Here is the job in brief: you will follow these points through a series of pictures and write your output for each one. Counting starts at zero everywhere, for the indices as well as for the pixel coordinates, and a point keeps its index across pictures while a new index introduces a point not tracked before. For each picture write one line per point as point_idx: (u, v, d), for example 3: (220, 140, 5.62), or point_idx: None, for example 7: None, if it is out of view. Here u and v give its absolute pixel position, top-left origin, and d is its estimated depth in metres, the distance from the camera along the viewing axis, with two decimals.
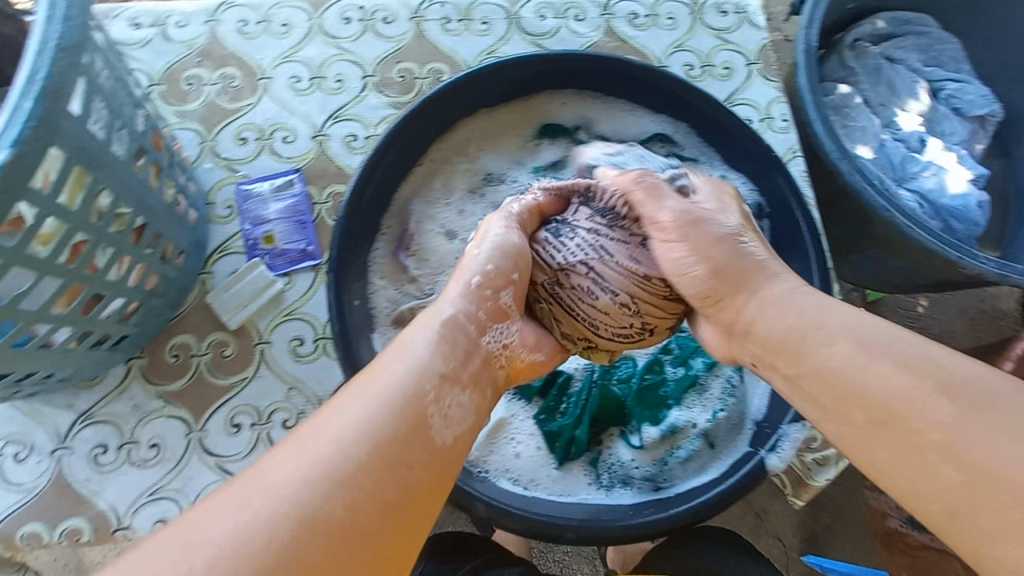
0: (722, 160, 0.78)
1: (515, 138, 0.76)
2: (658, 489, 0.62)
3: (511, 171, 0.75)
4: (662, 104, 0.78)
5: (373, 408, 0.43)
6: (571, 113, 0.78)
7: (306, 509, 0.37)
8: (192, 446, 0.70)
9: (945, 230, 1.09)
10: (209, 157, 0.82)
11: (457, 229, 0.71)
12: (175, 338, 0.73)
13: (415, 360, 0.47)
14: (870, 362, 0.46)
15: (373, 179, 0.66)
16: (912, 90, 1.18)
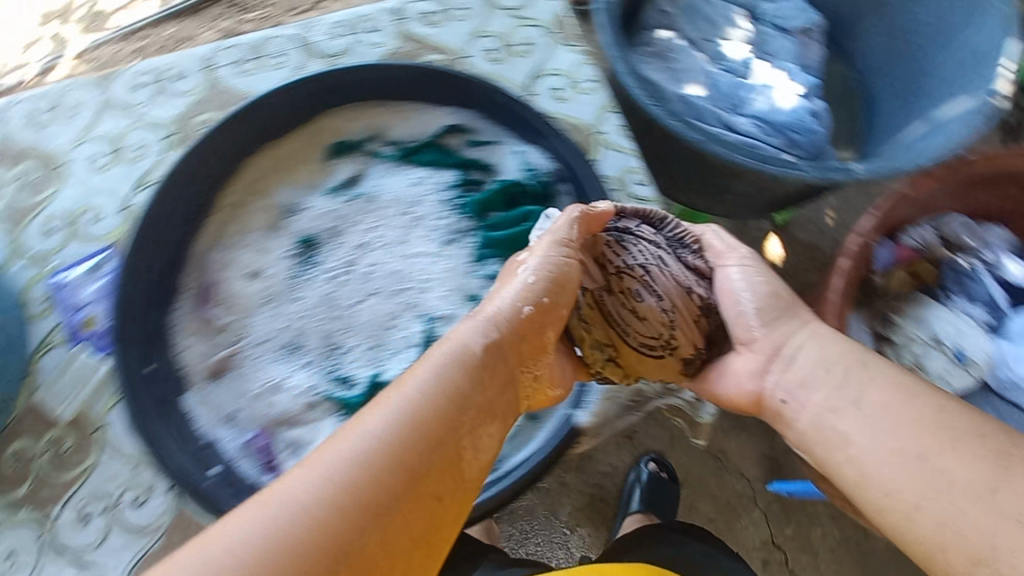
0: (516, 136, 0.79)
1: (308, 164, 0.76)
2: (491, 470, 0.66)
3: (307, 198, 0.75)
4: (445, 97, 0.78)
5: (401, 428, 0.43)
6: (359, 126, 0.78)
7: (317, 539, 0.37)
8: (45, 548, 0.69)
9: (790, 145, 1.10)
10: (18, 258, 0.81)
11: (259, 268, 0.71)
12: (12, 447, 0.72)
13: (444, 384, 0.47)
14: (905, 399, 0.51)
15: (150, 244, 0.65)
16: (730, 20, 1.21)
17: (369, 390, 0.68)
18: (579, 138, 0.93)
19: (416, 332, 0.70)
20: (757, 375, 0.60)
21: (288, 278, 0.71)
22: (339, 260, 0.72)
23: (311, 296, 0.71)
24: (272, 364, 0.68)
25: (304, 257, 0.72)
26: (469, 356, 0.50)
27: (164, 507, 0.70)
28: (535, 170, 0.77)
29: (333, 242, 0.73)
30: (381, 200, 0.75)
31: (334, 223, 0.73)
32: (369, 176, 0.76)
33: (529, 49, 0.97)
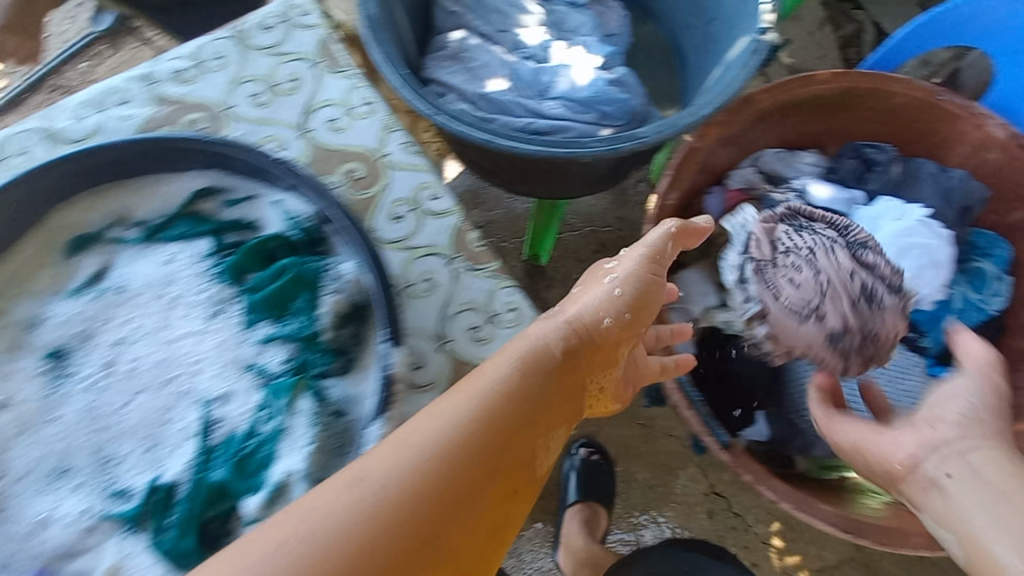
0: (266, 186, 0.75)
1: (49, 269, 0.72)
2: None
3: (52, 305, 0.70)
4: (184, 162, 0.74)
5: (475, 421, 0.55)
6: (97, 216, 0.74)
7: (408, 515, 0.48)
8: None
9: (602, 119, 1.10)
10: None
11: (6, 396, 0.66)
12: None
13: (523, 371, 0.59)
14: (967, 461, 0.64)
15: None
16: (520, 6, 1.18)
17: (145, 496, 0.63)
18: (366, 168, 0.89)
19: (191, 420, 0.66)
20: (922, 449, 0.67)
21: (41, 397, 0.66)
22: (94, 365, 0.68)
23: (72, 411, 0.66)
24: (36, 496, 0.63)
25: (54, 372, 0.67)
26: (539, 359, 0.61)
27: None
28: (291, 216, 0.73)
29: (86, 347, 0.69)
30: (133, 289, 0.71)
31: (84, 326, 0.69)
32: (115, 267, 0.73)
33: (296, 85, 0.93)
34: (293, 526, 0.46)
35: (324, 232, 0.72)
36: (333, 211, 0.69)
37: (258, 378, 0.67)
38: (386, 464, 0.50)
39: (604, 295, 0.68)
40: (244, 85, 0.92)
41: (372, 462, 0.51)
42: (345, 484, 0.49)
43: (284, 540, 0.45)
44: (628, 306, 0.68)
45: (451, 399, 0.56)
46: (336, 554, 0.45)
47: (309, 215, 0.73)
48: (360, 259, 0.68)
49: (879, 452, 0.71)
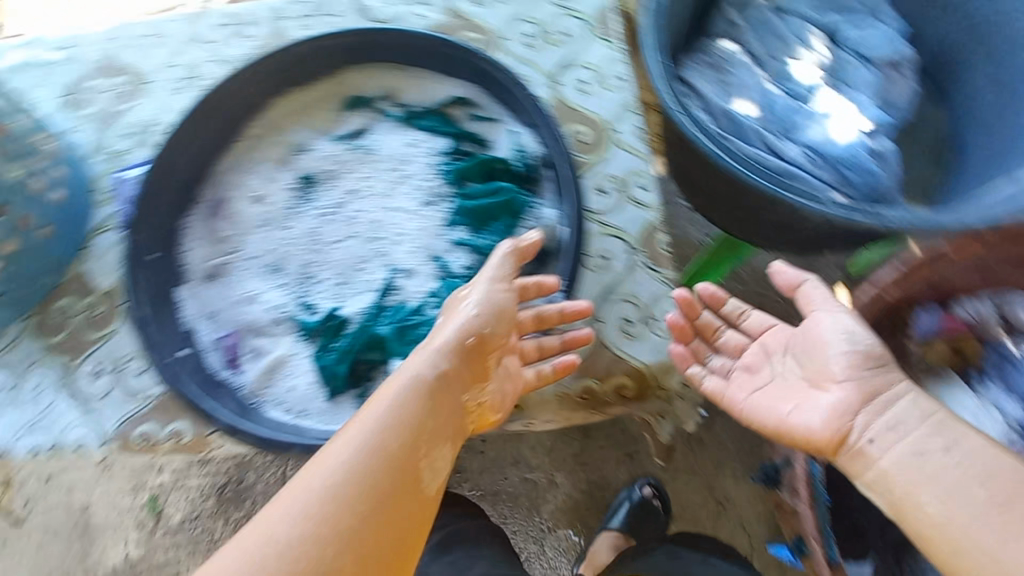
0: (511, 114, 0.81)
1: (326, 112, 0.84)
2: None
3: (318, 143, 0.82)
4: (457, 69, 0.82)
5: (366, 454, 0.50)
6: (375, 86, 0.84)
7: (314, 551, 0.43)
8: (60, 390, 0.84)
9: (841, 182, 1.02)
10: (97, 152, 0.96)
11: (263, 194, 0.80)
12: (55, 303, 0.88)
13: (405, 403, 0.54)
14: (946, 484, 0.53)
15: (174, 155, 0.76)
16: (801, 38, 1.13)
17: (322, 320, 0.74)
18: (593, 133, 0.91)
19: (378, 278, 0.75)
20: (842, 418, 0.61)
21: (285, 208, 0.80)
22: (327, 201, 0.79)
23: (299, 229, 0.79)
24: (251, 279, 0.77)
25: (299, 192, 0.80)
26: (422, 385, 0.57)
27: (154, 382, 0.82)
28: (522, 150, 0.79)
29: (329, 184, 0.80)
30: (380, 156, 0.80)
31: (333, 166, 0.81)
32: (372, 130, 0.82)
33: (565, 39, 0.97)
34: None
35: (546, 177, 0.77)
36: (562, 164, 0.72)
37: (439, 270, 0.74)
38: (279, 513, 0.45)
39: (460, 324, 0.63)
40: (520, 24, 0.99)
41: (268, 512, 0.46)
42: (248, 542, 0.43)
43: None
44: (478, 331, 0.64)
45: (331, 445, 0.50)
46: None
47: (539, 157, 0.78)
48: (566, 214, 0.71)
49: (804, 427, 0.63)
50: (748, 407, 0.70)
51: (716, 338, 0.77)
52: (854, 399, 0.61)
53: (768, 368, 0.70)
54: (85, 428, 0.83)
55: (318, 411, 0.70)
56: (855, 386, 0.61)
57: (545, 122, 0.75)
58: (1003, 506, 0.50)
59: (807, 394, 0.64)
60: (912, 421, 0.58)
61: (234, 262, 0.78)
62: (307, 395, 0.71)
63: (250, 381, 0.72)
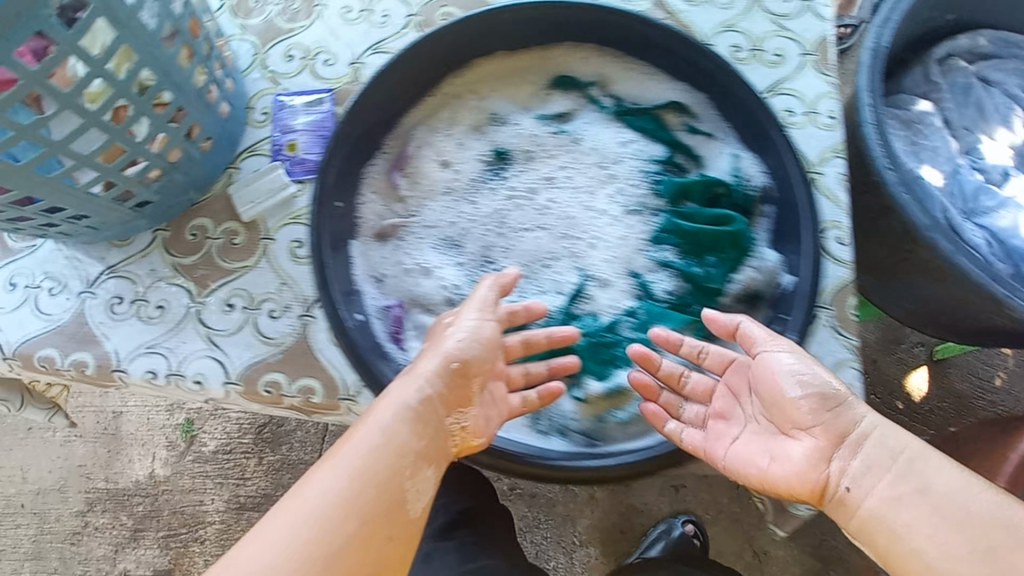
0: (738, 136, 0.73)
1: (532, 85, 0.76)
2: (592, 446, 0.62)
3: (519, 117, 0.75)
4: (685, 72, 0.74)
5: (352, 484, 0.47)
6: (589, 69, 0.76)
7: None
8: (190, 314, 0.78)
9: (1016, 277, 0.95)
10: (258, 68, 0.88)
11: (452, 159, 0.73)
12: (195, 219, 0.81)
13: (389, 431, 0.51)
14: (939, 528, 0.46)
15: (375, 96, 0.69)
16: (1004, 118, 1.05)
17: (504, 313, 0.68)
18: None
19: (568, 280, 0.69)
20: (817, 465, 0.54)
21: (473, 180, 0.73)
22: (522, 182, 0.72)
23: (485, 206, 0.72)
24: (427, 248, 0.71)
25: (493, 165, 0.73)
26: (415, 412, 0.53)
27: (292, 328, 0.78)
28: (743, 179, 0.71)
29: (524, 164, 0.73)
30: (586, 148, 0.73)
31: (533, 146, 0.73)
32: (580, 117, 0.75)
33: (779, 62, 0.88)
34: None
35: (767, 215, 0.70)
36: (804, 209, 0.65)
37: (638, 289, 0.68)
38: (265, 547, 0.44)
39: (455, 350, 0.58)
40: (731, 33, 0.90)
41: (248, 540, 0.44)
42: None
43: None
44: (468, 358, 0.58)
45: (322, 473, 0.48)
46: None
47: (762, 191, 0.71)
48: (798, 267, 0.65)
49: (784, 476, 0.56)
50: (730, 460, 0.60)
51: (682, 385, 0.65)
52: (826, 444, 0.54)
53: (739, 412, 0.61)
54: (208, 361, 0.77)
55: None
56: (820, 431, 0.54)
57: (790, 156, 0.67)
58: (986, 552, 0.44)
59: (781, 444, 0.57)
60: (892, 468, 0.51)
61: (411, 225, 0.72)
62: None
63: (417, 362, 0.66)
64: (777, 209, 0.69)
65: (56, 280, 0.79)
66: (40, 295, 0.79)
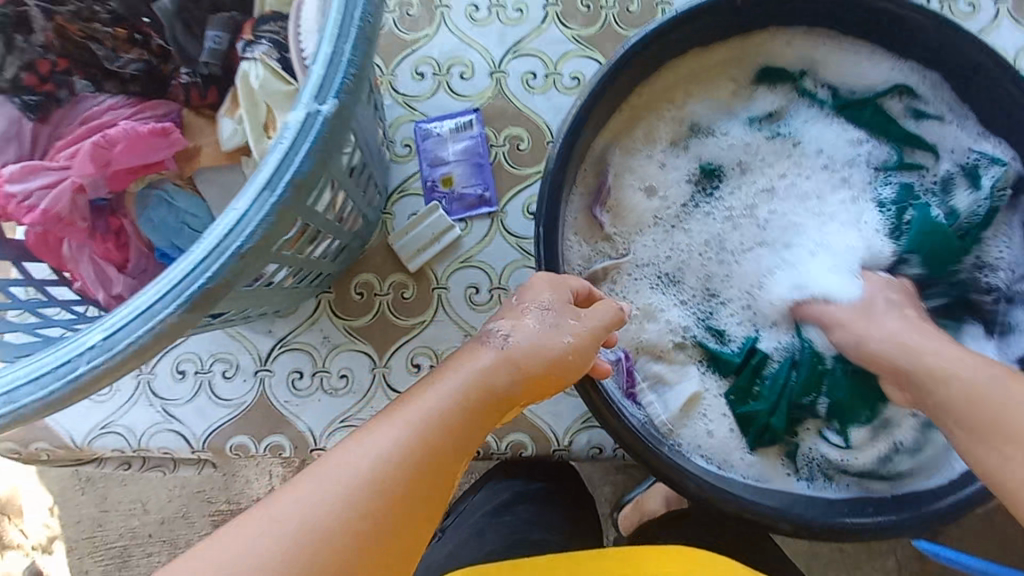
0: (979, 119, 0.64)
1: (728, 86, 0.68)
2: (869, 489, 0.60)
3: (724, 123, 0.69)
4: (913, 49, 0.63)
5: (391, 467, 0.35)
6: (792, 59, 0.67)
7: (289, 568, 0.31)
8: (377, 381, 0.73)
9: None
10: (388, 92, 0.78)
11: (657, 184, 0.67)
12: (359, 276, 0.75)
13: (448, 408, 0.39)
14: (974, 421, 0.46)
15: (581, 130, 0.60)
16: None
17: (741, 352, 0.64)
18: None
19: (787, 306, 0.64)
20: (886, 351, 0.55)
21: (685, 205, 0.67)
22: (738, 198, 0.67)
23: (697, 229, 0.67)
24: (645, 291, 0.66)
25: (703, 185, 0.67)
26: (471, 395, 0.40)
27: None
28: (987, 171, 0.64)
29: (738, 176, 0.67)
30: (812, 151, 0.67)
31: (744, 155, 0.67)
32: (792, 114, 0.69)
33: (972, 12, 0.77)
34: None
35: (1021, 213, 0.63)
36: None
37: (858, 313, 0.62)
38: (265, 514, 0.33)
39: (543, 337, 0.44)
40: None
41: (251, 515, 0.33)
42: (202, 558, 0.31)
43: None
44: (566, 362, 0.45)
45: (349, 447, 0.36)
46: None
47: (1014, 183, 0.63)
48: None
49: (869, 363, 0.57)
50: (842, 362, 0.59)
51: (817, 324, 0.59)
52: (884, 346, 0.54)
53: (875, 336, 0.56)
54: None
55: (748, 461, 0.62)
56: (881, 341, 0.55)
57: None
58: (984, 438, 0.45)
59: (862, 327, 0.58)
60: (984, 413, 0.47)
61: (625, 263, 0.66)
62: (733, 445, 0.62)
63: (662, 417, 0.62)
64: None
65: (227, 361, 0.74)
66: (214, 380, 0.74)
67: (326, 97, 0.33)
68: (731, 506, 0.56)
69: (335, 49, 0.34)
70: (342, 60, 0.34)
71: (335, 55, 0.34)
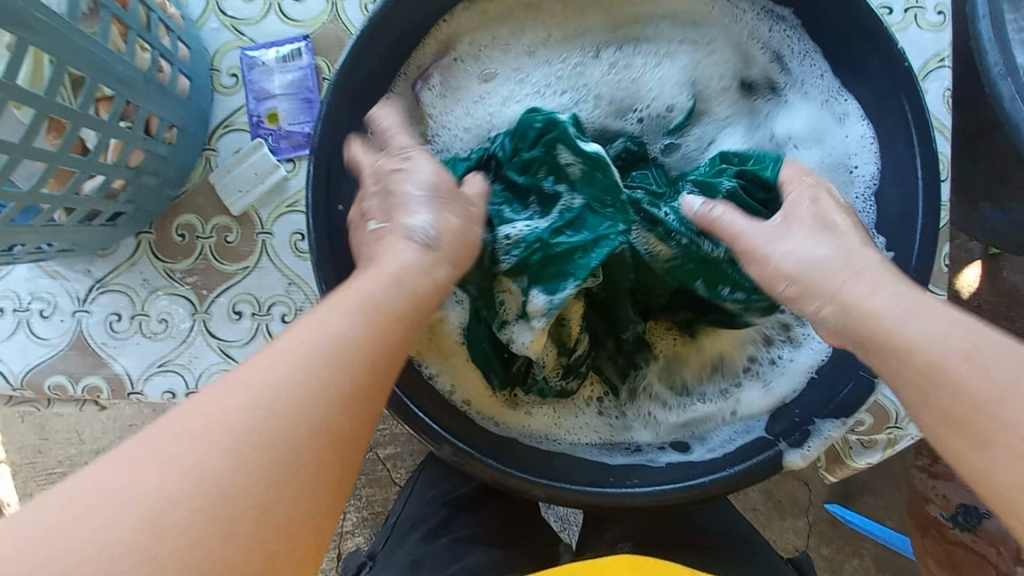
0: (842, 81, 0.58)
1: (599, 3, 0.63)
2: (643, 450, 0.56)
3: (649, 29, 0.62)
4: None
5: (318, 362, 0.35)
6: (684, 5, 0.61)
7: (225, 465, 0.31)
8: (196, 327, 0.71)
9: None
10: (213, 13, 0.71)
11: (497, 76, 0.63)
12: (180, 217, 0.72)
13: (372, 303, 0.39)
14: None
15: (380, 36, 0.55)
16: None
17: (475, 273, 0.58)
18: None
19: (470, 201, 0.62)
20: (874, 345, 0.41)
21: (518, 67, 0.63)
22: (597, 83, 0.62)
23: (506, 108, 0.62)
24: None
25: (567, 76, 0.63)
26: (416, 291, 0.42)
27: None
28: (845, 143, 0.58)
29: (624, 53, 0.62)
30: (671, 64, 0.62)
31: (624, 62, 0.62)
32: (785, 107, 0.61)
33: None
34: (100, 500, 0.29)
35: (868, 198, 0.57)
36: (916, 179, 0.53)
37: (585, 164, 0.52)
38: (194, 418, 0.32)
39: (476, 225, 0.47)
40: None
41: (181, 417, 0.32)
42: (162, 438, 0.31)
43: (92, 531, 0.28)
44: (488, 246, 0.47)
45: (295, 332, 0.36)
46: (158, 491, 0.30)
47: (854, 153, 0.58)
48: (902, 240, 0.54)
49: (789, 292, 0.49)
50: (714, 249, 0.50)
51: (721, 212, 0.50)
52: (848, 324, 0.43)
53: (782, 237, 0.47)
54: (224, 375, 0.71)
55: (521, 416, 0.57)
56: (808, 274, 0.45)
57: (911, 108, 0.53)
58: None
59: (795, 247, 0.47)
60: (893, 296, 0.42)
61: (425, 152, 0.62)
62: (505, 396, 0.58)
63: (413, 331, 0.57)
64: (877, 179, 0.56)
65: (44, 300, 0.72)
66: (32, 319, 0.72)
67: None
68: (489, 471, 0.51)
69: None
70: None
71: None
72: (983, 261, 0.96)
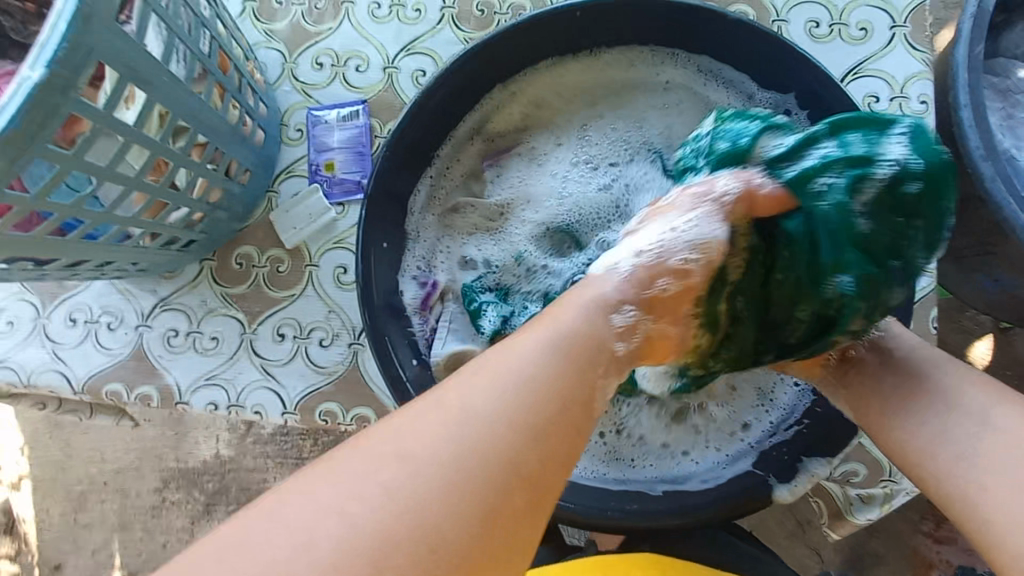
0: None
1: (606, 96, 0.74)
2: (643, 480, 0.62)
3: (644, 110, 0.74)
4: (769, 77, 0.68)
5: (512, 429, 0.39)
6: (685, 95, 0.73)
7: (459, 513, 0.36)
8: (244, 345, 0.79)
9: None
10: (288, 79, 0.83)
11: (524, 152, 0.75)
12: (240, 248, 0.81)
13: (537, 370, 0.42)
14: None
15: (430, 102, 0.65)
16: None
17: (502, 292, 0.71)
18: None
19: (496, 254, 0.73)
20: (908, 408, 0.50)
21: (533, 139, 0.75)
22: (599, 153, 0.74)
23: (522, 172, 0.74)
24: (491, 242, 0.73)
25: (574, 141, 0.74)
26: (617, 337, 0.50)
27: (343, 356, 0.79)
28: None
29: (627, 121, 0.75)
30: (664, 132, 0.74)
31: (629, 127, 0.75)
32: None
33: (862, 38, 0.78)
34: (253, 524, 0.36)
35: None
36: None
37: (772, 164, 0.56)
38: (410, 462, 0.37)
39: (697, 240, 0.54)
40: (809, 4, 0.79)
41: (407, 454, 0.38)
42: (385, 472, 0.37)
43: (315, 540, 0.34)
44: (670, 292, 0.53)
45: (487, 378, 0.42)
46: (398, 520, 0.35)
47: None
48: None
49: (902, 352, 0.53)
50: None
51: None
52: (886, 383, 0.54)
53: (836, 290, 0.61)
54: (263, 391, 0.78)
55: None
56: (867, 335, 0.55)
57: None
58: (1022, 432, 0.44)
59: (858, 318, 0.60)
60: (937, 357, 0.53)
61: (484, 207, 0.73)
62: None
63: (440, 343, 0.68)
64: None
65: (113, 314, 0.81)
66: (100, 330, 0.81)
67: (38, 67, 0.41)
68: None
69: (52, 27, 0.41)
70: (57, 36, 0.41)
71: (52, 31, 0.41)
72: (995, 335, 0.94)
